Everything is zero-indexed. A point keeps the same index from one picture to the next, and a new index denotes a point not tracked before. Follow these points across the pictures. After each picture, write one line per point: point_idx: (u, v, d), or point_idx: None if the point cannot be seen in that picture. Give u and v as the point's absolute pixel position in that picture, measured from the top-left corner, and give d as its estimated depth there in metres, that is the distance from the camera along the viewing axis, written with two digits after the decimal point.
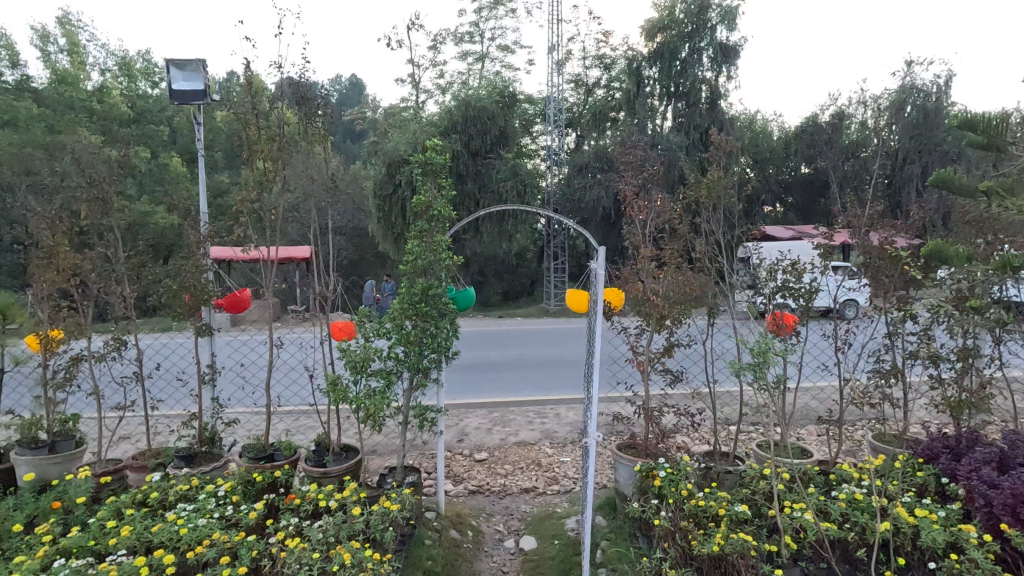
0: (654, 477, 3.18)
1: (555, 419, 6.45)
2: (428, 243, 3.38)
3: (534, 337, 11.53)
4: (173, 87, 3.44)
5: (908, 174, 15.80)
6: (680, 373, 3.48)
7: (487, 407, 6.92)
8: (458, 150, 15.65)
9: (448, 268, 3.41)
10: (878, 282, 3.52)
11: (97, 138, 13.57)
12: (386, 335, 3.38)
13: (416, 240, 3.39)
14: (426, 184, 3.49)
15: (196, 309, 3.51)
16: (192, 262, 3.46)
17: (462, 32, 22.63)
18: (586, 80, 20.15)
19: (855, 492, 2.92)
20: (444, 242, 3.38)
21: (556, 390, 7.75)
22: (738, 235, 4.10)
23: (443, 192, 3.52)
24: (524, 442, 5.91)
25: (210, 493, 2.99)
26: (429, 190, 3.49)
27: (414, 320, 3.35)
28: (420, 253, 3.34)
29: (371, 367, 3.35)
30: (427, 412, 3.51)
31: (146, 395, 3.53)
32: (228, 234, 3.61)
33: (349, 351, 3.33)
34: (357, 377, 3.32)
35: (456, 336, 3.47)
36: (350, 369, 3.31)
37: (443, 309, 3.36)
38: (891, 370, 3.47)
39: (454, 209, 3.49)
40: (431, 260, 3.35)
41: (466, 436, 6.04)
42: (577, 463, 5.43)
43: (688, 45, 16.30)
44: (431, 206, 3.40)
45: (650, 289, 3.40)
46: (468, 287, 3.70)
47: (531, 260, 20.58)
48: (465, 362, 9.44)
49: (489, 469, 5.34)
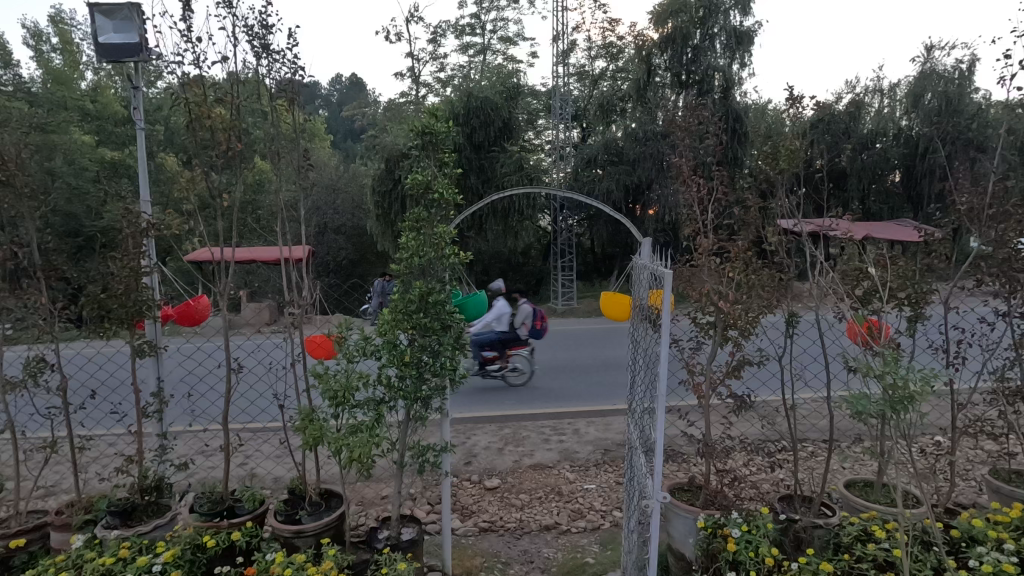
0: (724, 537, 2.45)
1: (574, 436, 5.73)
2: (427, 236, 2.66)
3: (543, 340, 10.76)
4: (100, 38, 2.76)
5: (930, 164, 15.08)
6: (750, 399, 2.76)
7: (498, 422, 6.20)
8: (461, 143, 14.97)
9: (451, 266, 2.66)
10: (1002, 280, 2.76)
11: (87, 138, 12.96)
12: (375, 355, 2.62)
13: (414, 229, 2.67)
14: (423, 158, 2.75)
15: (135, 321, 2.78)
16: (126, 261, 2.73)
17: (462, 24, 21.86)
18: (590, 72, 19.44)
19: (1002, 561, 2.18)
20: (447, 234, 2.64)
21: (573, 400, 7.03)
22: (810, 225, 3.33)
23: (445, 171, 2.77)
24: (541, 465, 5.19)
25: (142, 568, 2.26)
26: (428, 166, 2.77)
27: (411, 335, 2.61)
28: (416, 249, 2.61)
29: (356, 397, 2.61)
30: (428, 452, 2.74)
31: (72, 430, 2.79)
32: (177, 225, 2.88)
33: (327, 376, 2.58)
34: (338, 410, 2.58)
35: (465, 354, 2.73)
36: (329, 400, 2.55)
37: (449, 318, 2.62)
38: (1019, 391, 2.72)
39: (460, 191, 2.74)
40: (431, 258, 2.63)
41: (475, 458, 5.34)
42: (604, 492, 4.69)
43: (700, 31, 15.51)
44: (431, 186, 2.67)
45: (715, 291, 2.63)
46: (477, 292, 2.98)
47: (537, 258, 19.95)
48: (471, 369, 8.68)
49: (502, 499, 4.63)
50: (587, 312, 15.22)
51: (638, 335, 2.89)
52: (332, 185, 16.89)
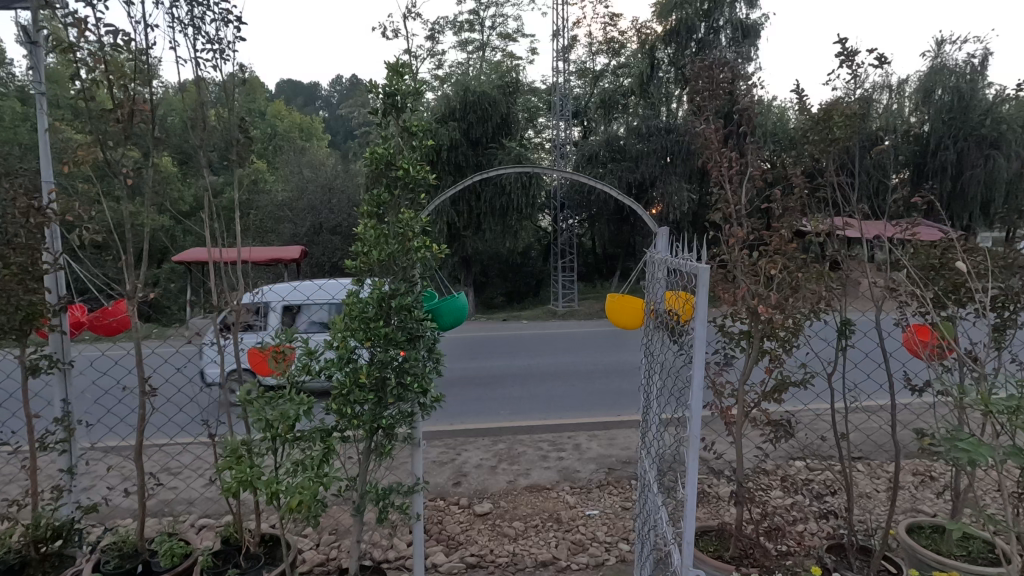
0: None
1: (574, 452, 5.20)
2: (391, 225, 2.16)
3: (540, 343, 10.29)
4: None
5: (942, 161, 14.49)
6: (793, 427, 2.22)
7: (491, 436, 5.69)
8: (457, 138, 14.47)
9: (419, 259, 2.14)
10: None
11: None
12: (325, 374, 2.09)
13: (373, 213, 2.17)
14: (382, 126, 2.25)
15: (31, 327, 2.32)
16: (13, 257, 2.26)
17: (460, 20, 21.37)
18: (592, 69, 18.94)
19: None
20: (415, 223, 2.14)
21: (572, 411, 6.51)
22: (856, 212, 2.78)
23: (414, 144, 2.27)
24: (538, 487, 4.65)
25: None
26: (394, 138, 2.29)
27: (370, 349, 2.09)
28: (377, 241, 2.11)
29: (300, 428, 2.07)
30: (392, 496, 2.21)
31: None
32: (75, 204, 2.39)
33: (263, 402, 2.03)
34: (277, 444, 2.04)
35: (439, 373, 2.21)
36: (262, 432, 1.99)
37: (416, 327, 2.11)
38: None
39: (432, 169, 2.24)
40: (395, 252, 2.12)
41: (464, 478, 4.82)
42: (608, 519, 4.17)
43: (705, 24, 14.99)
44: (395, 161, 2.18)
45: (751, 292, 2.11)
46: (455, 294, 2.47)
47: (537, 259, 19.52)
48: (462, 375, 8.19)
49: (493, 528, 4.10)
50: (588, 314, 14.70)
51: (655, 343, 2.41)
52: (327, 184, 16.35)
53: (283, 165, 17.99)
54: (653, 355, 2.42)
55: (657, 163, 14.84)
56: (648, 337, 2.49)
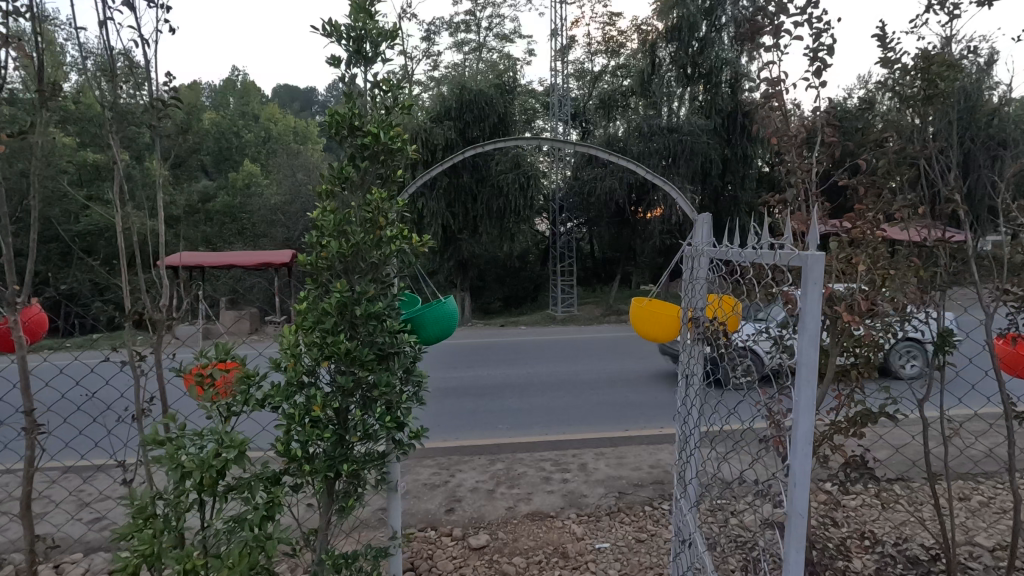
0: None
1: (581, 473, 4.72)
2: (355, 209, 1.69)
3: (541, 350, 9.82)
4: None
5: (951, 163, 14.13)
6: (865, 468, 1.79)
7: (489, 455, 5.18)
8: (453, 138, 13.97)
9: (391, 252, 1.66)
10: None
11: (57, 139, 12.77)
12: (269, 406, 1.60)
13: (337, 191, 1.88)
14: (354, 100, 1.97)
15: None
16: None
17: (456, 20, 20.93)
18: (591, 70, 18.54)
19: None
20: (386, 206, 1.66)
21: (579, 426, 6.01)
22: (942, 201, 2.28)
23: (381, 100, 1.99)
24: (540, 515, 4.14)
25: None
26: (357, 96, 1.98)
27: (330, 369, 1.62)
28: (335, 228, 1.64)
29: (229, 482, 1.55)
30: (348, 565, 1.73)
31: None
32: None
33: (180, 446, 1.50)
34: (196, 503, 1.52)
35: (417, 407, 1.74)
36: (177, 487, 1.47)
37: (388, 342, 1.64)
38: None
39: (403, 129, 1.97)
40: (361, 243, 1.64)
41: (458, 504, 4.31)
42: (621, 554, 3.67)
43: (708, 22, 14.61)
44: (361, 126, 1.92)
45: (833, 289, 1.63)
46: (442, 299, 2.04)
47: (535, 263, 19.14)
48: (457, 386, 7.68)
49: (490, 564, 3.59)
50: (588, 319, 14.29)
51: (697, 356, 2.06)
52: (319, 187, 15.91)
53: (276, 168, 17.58)
54: (694, 370, 2.09)
55: (659, 164, 14.42)
56: (686, 348, 2.14)
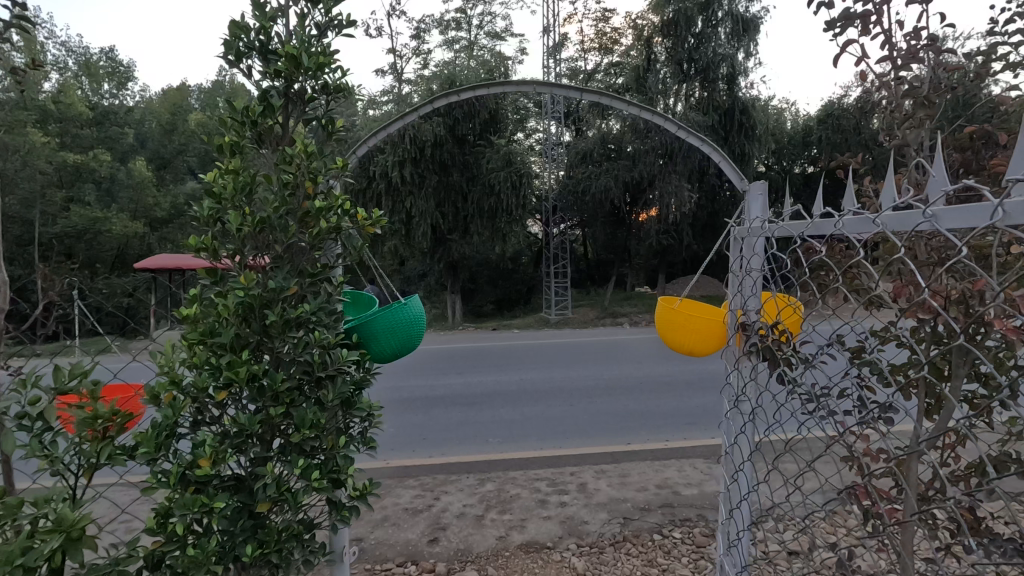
0: None
1: (581, 496, 4.22)
2: (263, 186, 1.84)
3: (533, 354, 9.39)
4: None
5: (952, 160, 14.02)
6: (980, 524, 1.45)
7: (479, 475, 4.69)
8: (442, 135, 13.39)
9: (325, 227, 1.81)
10: None
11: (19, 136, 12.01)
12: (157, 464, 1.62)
13: (249, 139, 1.98)
14: (253, 35, 1.98)
15: None
16: None
17: (446, 18, 20.43)
18: (583, 68, 18.16)
19: None
20: (293, 184, 1.82)
21: (577, 438, 5.57)
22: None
23: (299, 22, 2.05)
24: (536, 546, 3.64)
25: None
26: (272, 23, 2.01)
27: (230, 403, 1.76)
28: (233, 195, 1.76)
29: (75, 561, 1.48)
30: None
31: None
32: None
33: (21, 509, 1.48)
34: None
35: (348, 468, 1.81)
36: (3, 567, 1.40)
37: (315, 364, 1.76)
38: None
39: (321, 50, 2.00)
40: (268, 217, 1.78)
41: (443, 534, 3.79)
42: None
43: (704, 17, 14.29)
44: (275, 51, 1.97)
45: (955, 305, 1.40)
46: (387, 326, 2.16)
47: (528, 265, 18.73)
48: (444, 394, 7.21)
49: None
50: (583, 322, 13.83)
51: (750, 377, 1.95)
52: None
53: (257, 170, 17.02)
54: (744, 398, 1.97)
55: (657, 161, 14.01)
56: (738, 365, 1.97)
